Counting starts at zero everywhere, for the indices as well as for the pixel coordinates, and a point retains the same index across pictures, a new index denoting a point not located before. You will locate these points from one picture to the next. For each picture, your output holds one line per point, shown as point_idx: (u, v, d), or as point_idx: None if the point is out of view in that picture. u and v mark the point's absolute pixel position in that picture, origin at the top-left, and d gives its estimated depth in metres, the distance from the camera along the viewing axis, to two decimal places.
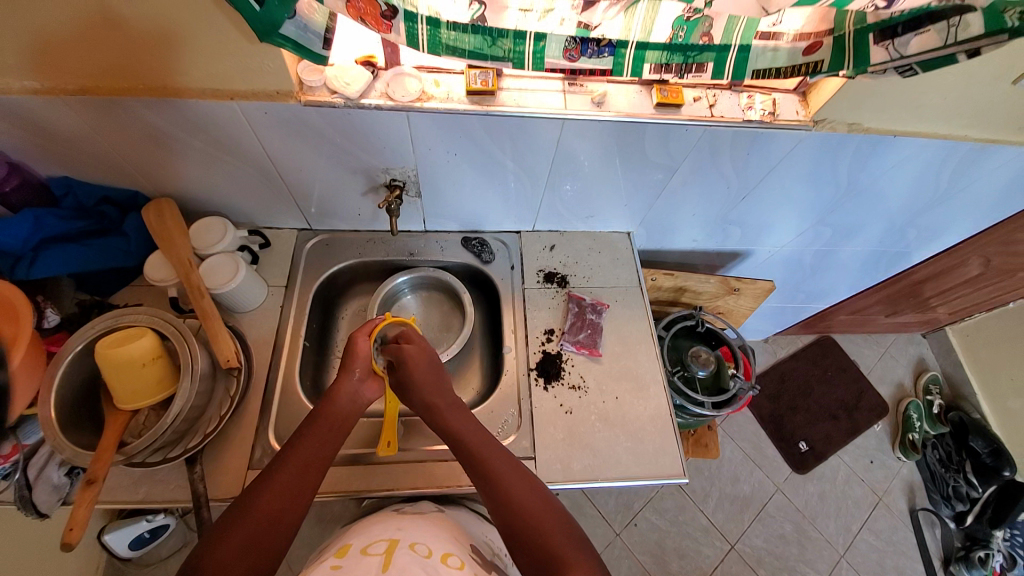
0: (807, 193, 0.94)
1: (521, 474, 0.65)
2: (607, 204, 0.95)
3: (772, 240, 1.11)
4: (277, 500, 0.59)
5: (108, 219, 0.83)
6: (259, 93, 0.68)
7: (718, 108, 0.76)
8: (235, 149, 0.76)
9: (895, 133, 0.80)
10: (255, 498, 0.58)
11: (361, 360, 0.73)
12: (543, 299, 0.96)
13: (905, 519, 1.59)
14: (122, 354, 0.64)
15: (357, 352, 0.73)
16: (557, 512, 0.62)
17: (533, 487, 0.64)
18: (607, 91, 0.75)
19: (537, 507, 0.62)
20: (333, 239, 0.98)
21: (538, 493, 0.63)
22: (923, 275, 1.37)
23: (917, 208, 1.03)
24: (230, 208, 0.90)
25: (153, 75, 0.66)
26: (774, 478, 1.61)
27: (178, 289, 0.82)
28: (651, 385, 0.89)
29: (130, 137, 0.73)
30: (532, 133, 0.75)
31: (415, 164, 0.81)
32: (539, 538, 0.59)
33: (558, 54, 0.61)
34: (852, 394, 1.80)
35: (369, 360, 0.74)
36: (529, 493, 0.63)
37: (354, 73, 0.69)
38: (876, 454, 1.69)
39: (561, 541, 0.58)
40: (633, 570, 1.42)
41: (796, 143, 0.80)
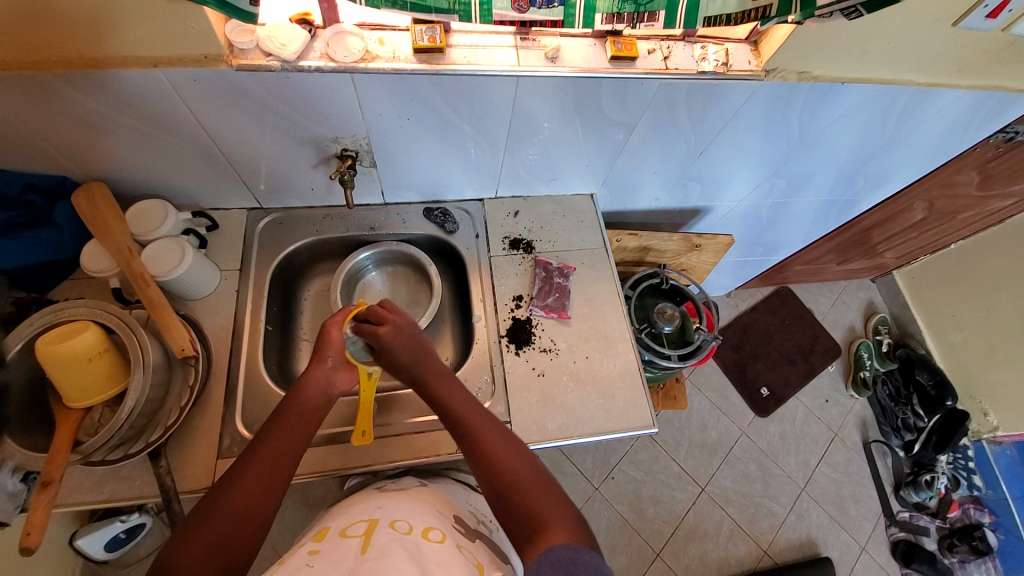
0: (762, 144, 0.95)
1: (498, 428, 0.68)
2: (569, 166, 0.94)
3: (730, 195, 1.13)
4: (246, 495, 0.58)
5: (36, 209, 0.76)
6: (184, 58, 0.62)
7: (672, 61, 0.75)
8: (167, 125, 0.70)
9: (843, 80, 0.82)
10: (221, 494, 0.57)
11: (334, 348, 0.71)
12: (510, 266, 0.95)
13: (860, 451, 1.73)
14: (62, 352, 0.59)
15: (329, 340, 0.71)
16: (544, 478, 0.63)
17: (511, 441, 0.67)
18: (561, 46, 0.72)
19: (512, 460, 0.64)
20: (286, 218, 0.93)
21: (520, 459, 0.64)
22: (872, 221, 1.43)
23: (866, 155, 1.06)
24: (170, 190, 0.84)
25: (66, 44, 0.59)
26: (740, 423, 1.70)
27: (120, 279, 0.76)
28: (620, 343, 0.91)
29: (47, 114, 0.66)
30: (487, 93, 0.73)
31: (366, 132, 0.77)
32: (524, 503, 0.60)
33: (506, 6, 0.58)
34: (808, 339, 1.90)
35: (341, 347, 0.72)
36: (511, 458, 0.64)
37: (289, 33, 0.63)
38: (831, 393, 1.81)
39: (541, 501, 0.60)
40: (612, 519, 1.50)
41: (748, 94, 0.81)
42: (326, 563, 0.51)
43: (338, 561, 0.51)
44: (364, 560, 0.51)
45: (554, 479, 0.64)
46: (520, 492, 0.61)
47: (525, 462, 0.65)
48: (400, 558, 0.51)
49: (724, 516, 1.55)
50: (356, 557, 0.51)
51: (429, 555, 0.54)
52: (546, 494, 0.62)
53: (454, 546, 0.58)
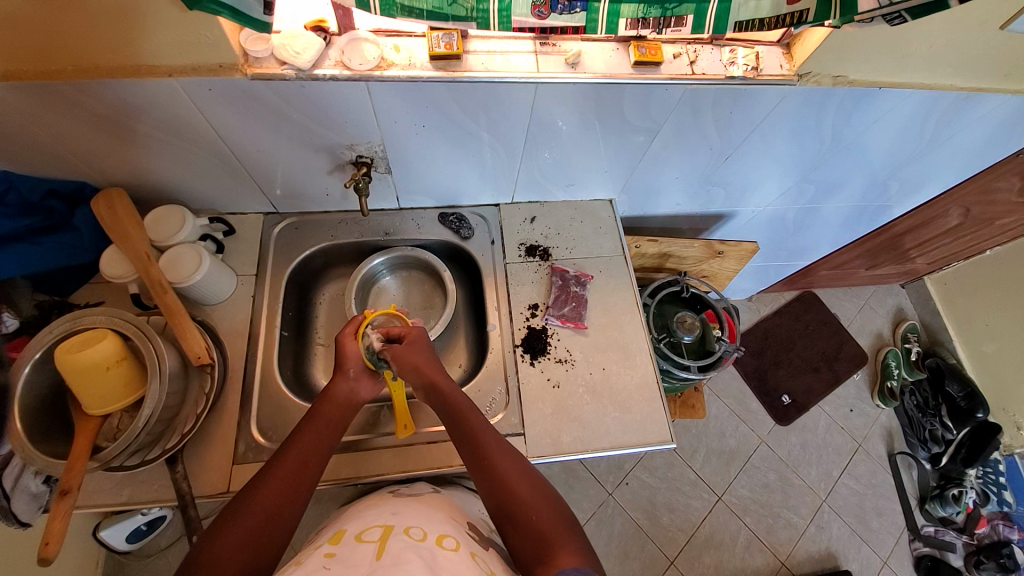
0: (792, 149, 0.91)
1: (499, 442, 0.67)
2: (587, 172, 0.91)
3: (755, 200, 1.09)
4: (276, 494, 0.58)
5: (57, 214, 0.77)
6: (201, 68, 0.61)
7: (698, 65, 0.72)
8: (185, 132, 0.70)
9: (881, 85, 0.77)
10: (253, 491, 0.58)
11: (354, 360, 0.71)
12: (526, 273, 0.94)
13: (884, 462, 1.67)
14: (85, 360, 0.61)
15: (347, 354, 0.72)
16: (554, 504, 0.62)
17: (514, 458, 0.66)
18: (581, 51, 0.70)
19: (524, 485, 0.62)
20: (302, 222, 0.93)
21: (532, 483, 0.63)
22: (905, 226, 1.37)
23: (900, 161, 1.01)
24: (188, 195, 0.84)
25: (86, 54, 0.59)
26: (759, 431, 1.66)
27: (139, 285, 0.77)
28: (638, 355, 0.88)
29: (69, 121, 0.66)
30: (505, 100, 0.71)
31: (382, 139, 0.76)
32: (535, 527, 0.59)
33: (526, 12, 0.56)
34: (832, 346, 1.84)
35: (362, 359, 0.72)
36: (523, 482, 0.63)
37: (304, 40, 0.62)
38: (855, 402, 1.76)
39: (552, 526, 0.59)
40: (626, 526, 1.48)
41: (779, 99, 0.77)
42: (343, 568, 0.50)
43: (353, 566, 0.50)
44: (379, 565, 0.50)
45: (562, 503, 0.63)
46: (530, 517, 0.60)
47: (528, 478, 0.64)
48: (413, 567, 0.50)
49: (741, 526, 1.52)
50: (371, 563, 0.51)
51: (443, 564, 0.53)
52: (553, 519, 0.60)
53: (468, 556, 0.57)
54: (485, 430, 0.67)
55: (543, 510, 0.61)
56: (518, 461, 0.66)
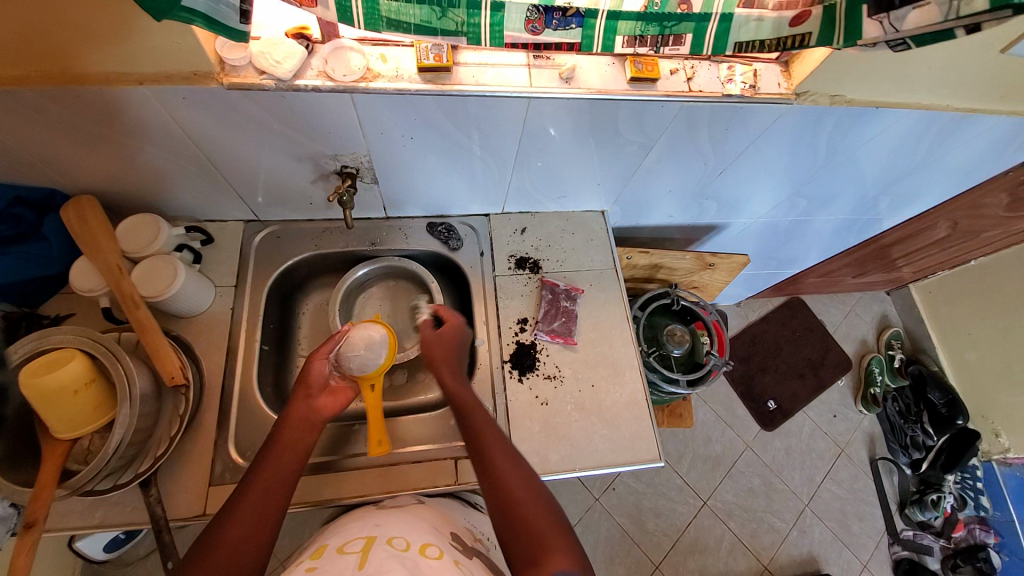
0: (786, 165, 0.90)
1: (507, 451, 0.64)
2: (579, 184, 0.89)
3: (747, 213, 1.08)
4: (243, 526, 0.56)
5: (25, 222, 0.72)
6: (174, 76, 0.58)
7: (696, 82, 0.70)
8: (157, 140, 0.67)
9: (877, 105, 0.76)
10: (220, 525, 0.56)
11: (314, 379, 0.71)
12: (515, 287, 0.92)
13: (865, 467, 1.70)
14: (50, 383, 0.57)
15: (311, 372, 0.72)
16: (546, 503, 0.60)
17: (521, 469, 0.63)
18: (576, 66, 0.67)
19: (518, 483, 0.61)
20: (284, 231, 0.90)
21: (527, 480, 0.61)
22: (893, 238, 1.38)
23: (892, 177, 1.01)
24: (163, 202, 0.80)
25: (47, 59, 0.55)
26: (745, 437, 1.68)
27: (110, 298, 0.73)
28: (627, 371, 0.87)
29: (31, 128, 0.62)
30: (496, 113, 0.68)
31: (367, 150, 0.73)
32: (527, 525, 0.57)
33: (520, 27, 0.53)
34: (818, 352, 1.86)
35: (322, 377, 0.71)
36: (518, 481, 0.61)
37: (284, 48, 0.59)
38: (839, 408, 1.78)
39: (542, 525, 0.57)
40: (612, 531, 1.49)
41: (776, 117, 0.75)
42: None
43: None
44: None
45: (556, 504, 0.61)
46: (520, 513, 0.58)
47: (523, 475, 0.62)
48: None
49: (725, 530, 1.54)
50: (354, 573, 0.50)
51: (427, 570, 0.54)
52: (545, 519, 0.58)
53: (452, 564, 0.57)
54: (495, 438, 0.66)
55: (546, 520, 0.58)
56: (526, 472, 0.63)
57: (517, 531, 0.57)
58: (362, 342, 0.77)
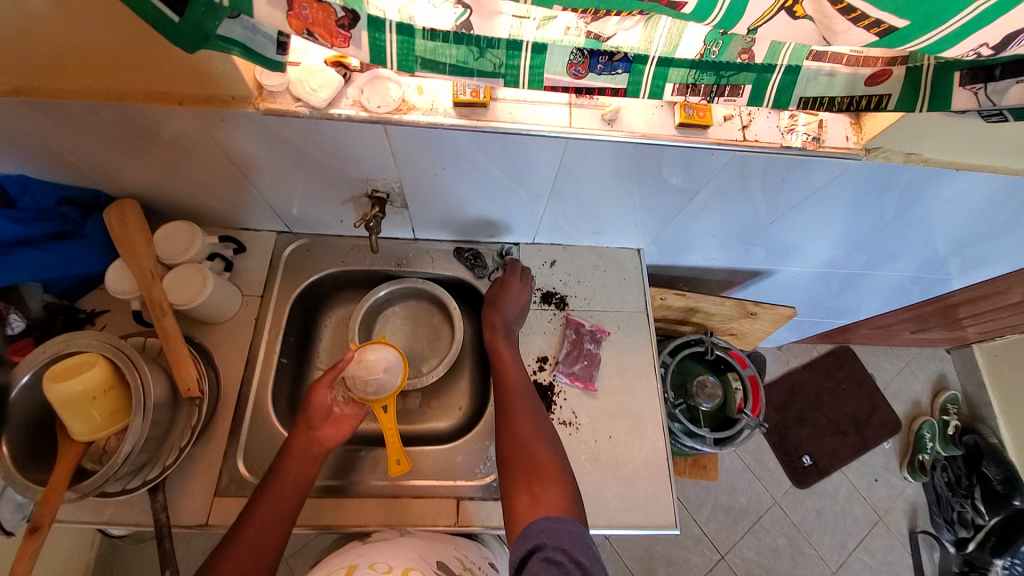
0: (846, 219, 0.82)
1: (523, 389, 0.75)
2: (615, 221, 0.85)
3: (797, 262, 1.00)
4: (239, 566, 0.58)
5: (71, 221, 0.76)
6: (214, 98, 0.58)
7: (751, 130, 0.64)
8: (197, 154, 0.68)
9: (959, 166, 0.68)
10: (218, 564, 0.58)
11: (316, 412, 0.70)
12: (539, 322, 0.88)
13: (907, 542, 1.55)
14: (70, 389, 0.59)
15: (313, 403, 0.71)
16: (552, 442, 0.69)
17: (534, 406, 0.73)
18: (621, 106, 0.64)
19: (528, 425, 0.70)
20: (314, 244, 0.90)
21: (538, 425, 0.70)
22: (962, 298, 1.25)
23: (968, 240, 0.90)
24: (201, 210, 0.82)
25: (97, 76, 0.56)
26: (773, 491, 1.57)
27: (141, 301, 0.75)
28: (648, 425, 0.82)
29: (81, 137, 0.64)
30: (532, 151, 0.66)
31: (399, 176, 0.72)
32: (529, 459, 0.66)
33: (562, 70, 0.51)
34: (864, 409, 1.71)
35: (325, 409, 0.71)
36: (527, 423, 0.70)
37: (321, 76, 0.58)
38: (882, 472, 1.63)
39: (543, 458, 0.66)
40: (619, 574, 1.42)
41: (839, 172, 0.69)
42: None
43: None
44: None
45: (561, 450, 0.68)
46: (527, 445, 0.67)
47: (534, 419, 0.71)
48: None
49: None
50: None
51: None
52: (546, 453, 0.67)
53: None
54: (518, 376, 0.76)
55: (549, 445, 0.68)
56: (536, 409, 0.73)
57: (520, 460, 0.66)
58: (381, 366, 0.76)
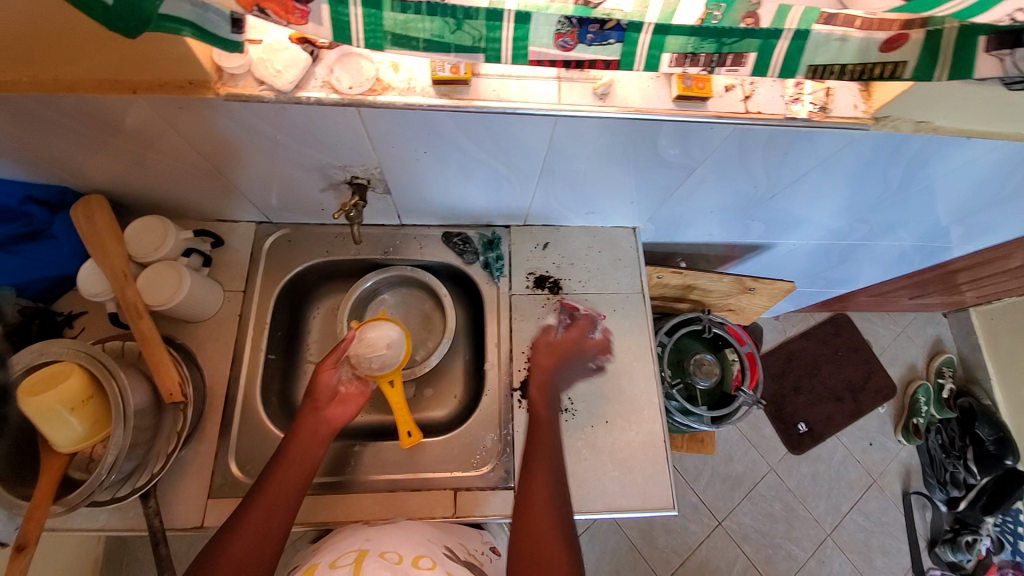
0: (850, 190, 0.79)
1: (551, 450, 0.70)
2: (610, 200, 0.81)
3: (797, 235, 0.97)
4: (247, 546, 0.57)
5: (36, 220, 0.71)
6: (169, 84, 0.53)
7: (754, 101, 0.60)
8: (158, 145, 0.63)
9: (970, 133, 0.64)
10: (223, 545, 0.57)
11: (323, 391, 0.71)
12: (533, 308, 0.86)
13: (899, 502, 1.59)
14: (47, 401, 0.57)
15: (320, 382, 0.72)
16: (567, 533, 0.62)
17: (553, 486, 0.66)
18: (614, 79, 0.59)
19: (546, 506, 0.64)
20: (296, 234, 0.86)
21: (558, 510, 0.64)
22: (962, 265, 1.23)
23: (973, 208, 0.87)
24: (172, 203, 0.77)
25: (35, 64, 0.51)
26: (769, 459, 1.60)
27: (116, 303, 0.72)
28: (646, 409, 0.81)
29: (29, 131, 0.59)
30: (520, 130, 0.61)
31: (378, 162, 0.67)
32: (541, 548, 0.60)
33: (548, 42, 0.46)
34: (860, 375, 1.73)
35: (332, 388, 0.72)
36: (547, 503, 0.64)
37: (286, 55, 0.53)
38: (876, 436, 1.66)
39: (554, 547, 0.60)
40: (620, 544, 1.46)
41: (846, 143, 0.65)
42: None
43: None
44: None
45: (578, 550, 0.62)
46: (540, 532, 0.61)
47: (554, 501, 0.65)
48: None
49: (739, 554, 1.48)
50: None
51: None
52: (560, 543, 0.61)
53: None
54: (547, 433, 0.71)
55: (561, 540, 0.61)
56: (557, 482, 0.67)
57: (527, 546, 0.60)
58: (383, 343, 0.75)
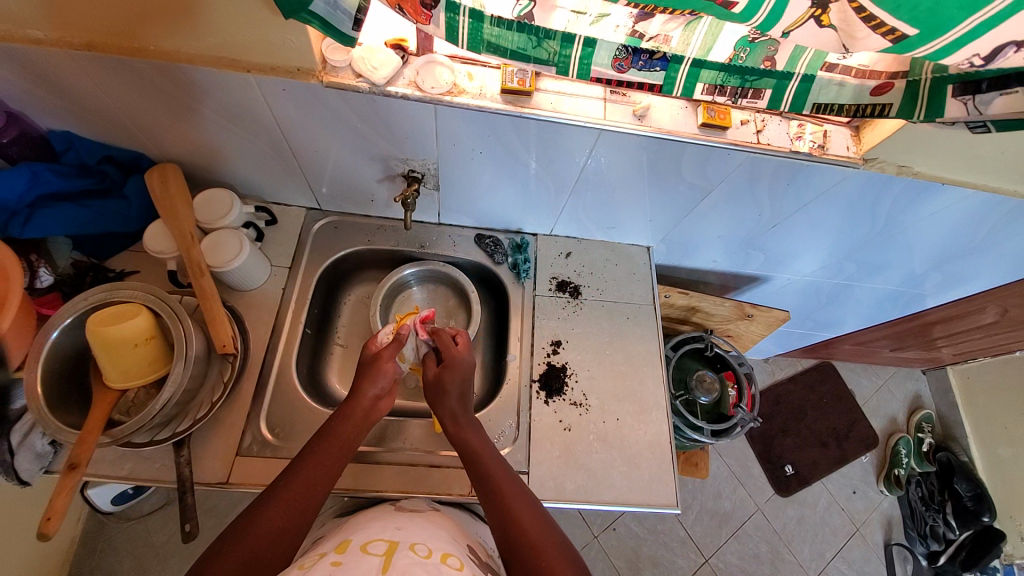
0: (841, 227, 0.90)
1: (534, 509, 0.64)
2: (631, 217, 0.91)
3: (793, 269, 1.08)
4: (282, 516, 0.58)
5: (110, 179, 0.78)
6: (279, 68, 0.63)
7: (765, 135, 0.71)
8: (249, 121, 0.71)
9: (944, 180, 0.76)
10: (260, 511, 0.57)
11: (381, 377, 0.73)
12: (554, 309, 0.93)
13: (881, 552, 1.61)
14: (117, 333, 0.61)
15: (379, 371, 0.73)
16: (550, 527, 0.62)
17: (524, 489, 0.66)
18: (650, 104, 0.70)
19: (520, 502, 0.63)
20: (341, 222, 0.94)
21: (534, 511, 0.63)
22: (938, 316, 1.33)
23: (948, 255, 0.99)
24: (238, 180, 0.85)
25: (167, 37, 0.60)
26: (756, 499, 1.62)
27: (177, 262, 0.78)
28: (654, 411, 0.87)
29: (138, 96, 0.67)
30: (566, 140, 0.71)
31: (437, 158, 0.77)
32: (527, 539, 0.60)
33: (606, 63, 0.56)
34: (844, 422, 1.79)
35: (390, 377, 0.74)
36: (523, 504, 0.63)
37: (382, 56, 0.63)
38: (859, 485, 1.70)
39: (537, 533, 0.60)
40: (606, 573, 1.44)
41: (840, 179, 0.76)
42: None
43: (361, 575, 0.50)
44: None
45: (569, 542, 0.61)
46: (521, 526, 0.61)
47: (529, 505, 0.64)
48: None
49: None
50: None
51: None
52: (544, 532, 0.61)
53: None
54: (518, 493, 0.65)
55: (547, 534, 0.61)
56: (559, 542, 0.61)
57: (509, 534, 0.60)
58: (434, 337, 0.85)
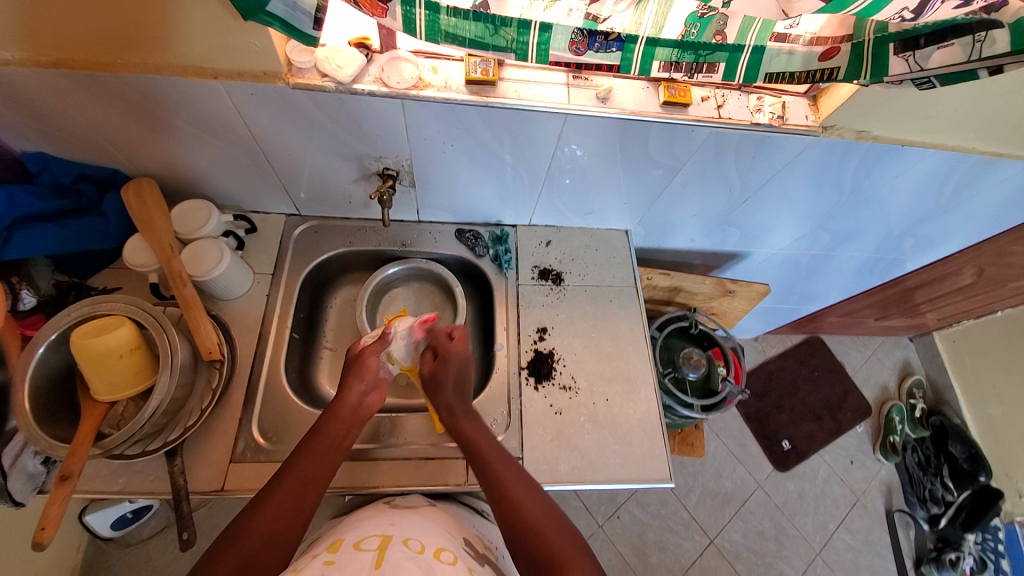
0: (810, 197, 0.92)
1: (531, 493, 0.65)
2: (607, 201, 0.92)
3: (770, 243, 1.10)
4: (274, 519, 0.58)
5: (86, 198, 0.79)
6: (245, 74, 0.64)
7: (725, 110, 0.73)
8: (220, 130, 0.72)
9: (902, 143, 0.78)
10: (252, 514, 0.58)
11: (367, 373, 0.73)
12: (538, 297, 0.94)
13: (883, 519, 1.63)
14: (99, 346, 0.61)
15: (363, 369, 0.74)
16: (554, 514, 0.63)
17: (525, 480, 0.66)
18: (612, 87, 0.72)
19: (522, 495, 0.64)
20: (322, 227, 0.95)
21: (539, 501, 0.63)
22: (917, 281, 1.36)
23: (919, 217, 1.01)
24: (216, 191, 0.86)
25: (132, 49, 0.61)
26: (757, 475, 1.64)
27: (158, 274, 0.79)
28: (641, 388, 0.88)
29: (109, 111, 0.68)
30: (533, 127, 0.72)
31: (410, 154, 0.78)
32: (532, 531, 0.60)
33: (563, 47, 0.57)
34: (837, 395, 1.82)
35: (375, 373, 0.74)
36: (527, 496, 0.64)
37: (346, 56, 0.65)
38: (857, 454, 1.72)
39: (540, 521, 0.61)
40: (614, 560, 1.45)
41: (802, 148, 0.78)
42: None
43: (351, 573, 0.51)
44: None
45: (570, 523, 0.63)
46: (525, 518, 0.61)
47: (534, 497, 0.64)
48: None
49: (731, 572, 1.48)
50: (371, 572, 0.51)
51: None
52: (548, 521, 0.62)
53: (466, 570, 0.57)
54: (517, 479, 0.66)
55: (552, 522, 0.62)
56: (563, 525, 0.62)
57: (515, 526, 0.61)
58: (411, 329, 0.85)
